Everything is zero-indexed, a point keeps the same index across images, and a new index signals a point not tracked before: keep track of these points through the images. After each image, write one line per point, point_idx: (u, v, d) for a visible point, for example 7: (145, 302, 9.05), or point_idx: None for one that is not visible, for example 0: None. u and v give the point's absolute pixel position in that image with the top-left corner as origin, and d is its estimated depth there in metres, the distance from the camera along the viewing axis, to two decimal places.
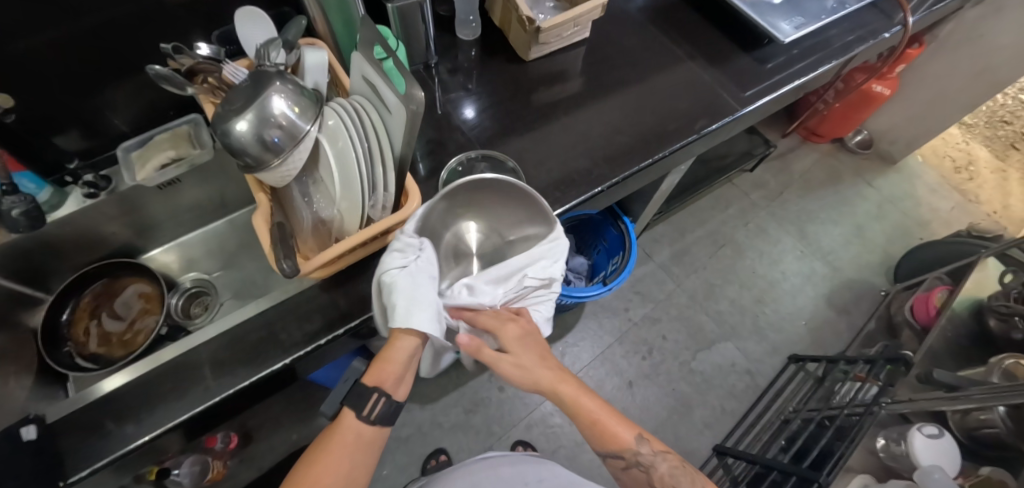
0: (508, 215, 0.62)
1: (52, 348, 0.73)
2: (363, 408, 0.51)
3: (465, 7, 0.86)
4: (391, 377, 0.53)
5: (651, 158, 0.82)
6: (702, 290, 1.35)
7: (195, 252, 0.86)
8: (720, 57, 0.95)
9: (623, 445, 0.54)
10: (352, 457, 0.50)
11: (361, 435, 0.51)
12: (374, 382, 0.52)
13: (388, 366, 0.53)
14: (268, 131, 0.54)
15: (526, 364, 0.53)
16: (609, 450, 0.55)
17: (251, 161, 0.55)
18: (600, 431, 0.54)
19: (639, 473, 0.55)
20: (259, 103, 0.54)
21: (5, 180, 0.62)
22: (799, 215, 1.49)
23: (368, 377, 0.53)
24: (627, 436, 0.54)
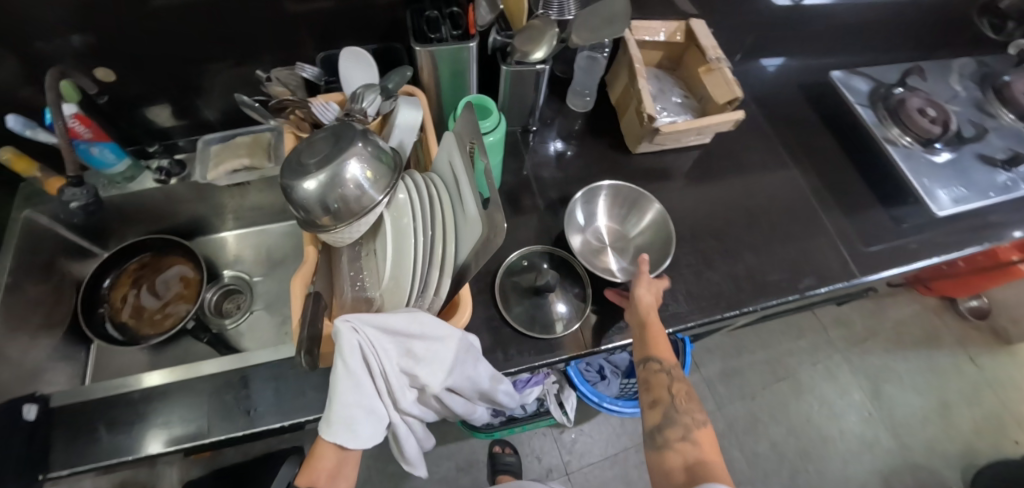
0: (629, 217, 0.72)
1: (89, 310, 0.74)
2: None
3: (584, 80, 0.79)
4: (325, 475, 0.47)
5: (739, 309, 0.69)
6: (742, 420, 1.22)
7: (244, 248, 0.84)
8: (849, 203, 0.82)
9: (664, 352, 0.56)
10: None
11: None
12: (307, 483, 0.46)
13: (317, 465, 0.47)
14: (333, 197, 0.49)
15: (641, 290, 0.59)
16: (652, 346, 0.57)
17: (308, 219, 0.51)
18: (656, 337, 0.57)
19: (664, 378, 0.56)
20: (334, 166, 0.49)
21: (71, 174, 0.64)
22: (879, 372, 1.31)
23: (300, 479, 0.46)
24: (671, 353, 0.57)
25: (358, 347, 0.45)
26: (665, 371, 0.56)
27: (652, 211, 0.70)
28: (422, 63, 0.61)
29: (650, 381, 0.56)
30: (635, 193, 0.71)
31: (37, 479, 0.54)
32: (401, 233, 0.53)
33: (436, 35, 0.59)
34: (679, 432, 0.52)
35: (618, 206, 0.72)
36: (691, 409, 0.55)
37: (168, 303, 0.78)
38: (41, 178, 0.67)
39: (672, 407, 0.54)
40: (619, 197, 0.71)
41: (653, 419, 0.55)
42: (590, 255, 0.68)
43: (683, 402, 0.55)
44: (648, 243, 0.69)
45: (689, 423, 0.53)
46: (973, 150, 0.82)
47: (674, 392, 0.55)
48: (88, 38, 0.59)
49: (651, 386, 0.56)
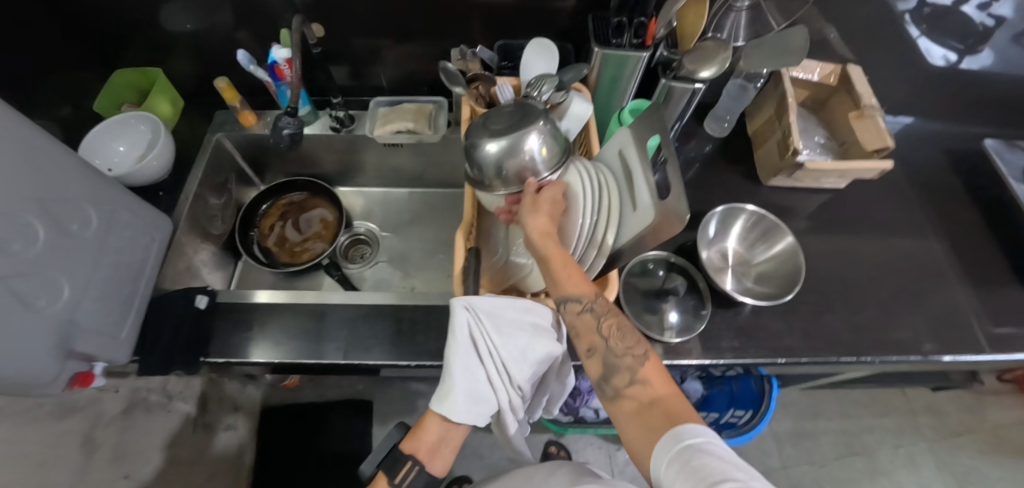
0: (759, 244, 0.72)
1: (244, 230, 0.84)
2: (393, 475, 0.50)
3: (728, 106, 0.81)
4: (426, 449, 0.52)
5: (857, 357, 0.67)
6: (807, 487, 1.15)
7: (375, 205, 0.92)
8: (987, 277, 0.78)
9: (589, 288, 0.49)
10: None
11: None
12: (409, 450, 0.51)
13: (421, 435, 0.52)
14: (509, 163, 0.54)
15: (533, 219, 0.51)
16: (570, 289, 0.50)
17: (480, 177, 0.57)
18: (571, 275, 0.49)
19: (591, 321, 0.50)
20: (515, 136, 0.54)
21: (291, 104, 0.71)
22: (971, 475, 1.19)
23: (405, 444, 0.52)
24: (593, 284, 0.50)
25: (470, 327, 0.52)
26: (588, 310, 0.49)
27: (783, 243, 0.70)
28: (593, 63, 0.66)
29: (578, 328, 0.50)
30: (772, 222, 0.71)
31: (199, 359, 0.62)
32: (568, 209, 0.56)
33: (618, 40, 0.64)
34: (623, 380, 0.47)
35: (751, 232, 0.73)
36: (628, 345, 0.49)
37: (308, 239, 0.86)
38: (239, 108, 0.77)
39: (608, 352, 0.49)
40: (756, 223, 0.72)
41: (593, 370, 0.49)
42: (714, 269, 0.69)
43: (616, 340, 0.49)
44: (774, 273, 0.69)
45: (631, 364, 0.48)
46: None
47: (604, 333, 0.49)
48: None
49: (580, 332, 0.50)
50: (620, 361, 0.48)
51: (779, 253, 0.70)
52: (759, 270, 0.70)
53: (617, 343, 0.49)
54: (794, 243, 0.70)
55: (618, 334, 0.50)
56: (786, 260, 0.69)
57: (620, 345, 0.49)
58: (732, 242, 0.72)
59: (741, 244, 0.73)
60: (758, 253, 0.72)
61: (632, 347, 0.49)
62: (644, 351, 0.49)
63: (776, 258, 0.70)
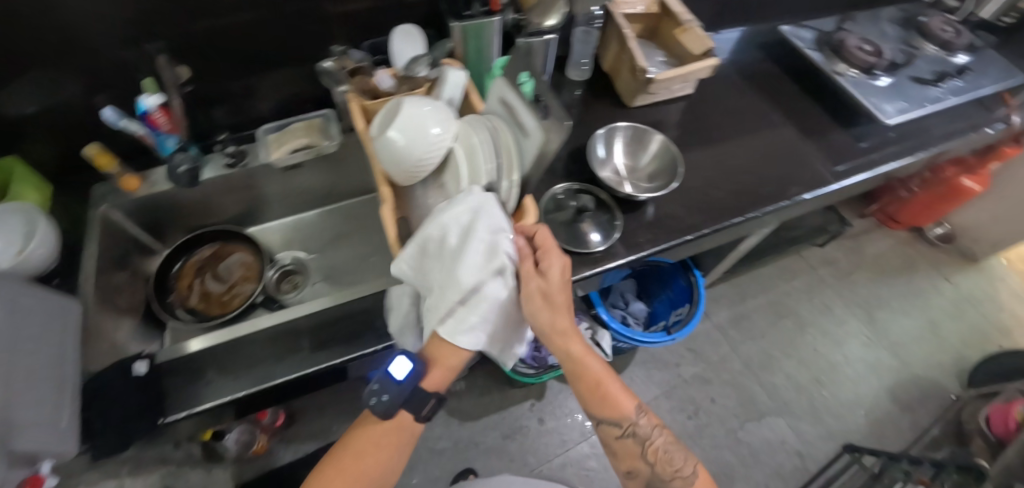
0: (639, 150, 0.84)
1: (160, 295, 0.80)
2: (419, 408, 0.55)
3: (581, 51, 0.93)
4: (444, 380, 0.56)
5: (743, 216, 0.82)
6: (758, 358, 1.31)
7: (293, 233, 0.92)
8: (817, 130, 0.97)
9: (623, 415, 0.62)
10: (387, 444, 0.55)
11: (394, 422, 0.55)
12: (432, 387, 0.55)
13: (443, 362, 0.56)
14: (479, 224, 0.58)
15: (544, 316, 0.57)
16: (609, 416, 0.62)
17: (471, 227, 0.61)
18: (599, 398, 0.62)
19: (631, 444, 0.62)
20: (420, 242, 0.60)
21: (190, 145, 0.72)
22: (870, 301, 1.43)
23: (427, 382, 0.55)
24: (629, 407, 0.62)
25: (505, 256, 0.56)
26: (626, 433, 0.62)
27: (656, 141, 0.83)
28: (455, 37, 0.73)
29: (623, 452, 0.62)
30: (639, 129, 0.84)
31: (157, 422, 0.61)
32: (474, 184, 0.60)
33: (469, 12, 0.71)
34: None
35: (632, 144, 0.84)
36: (676, 468, 0.61)
37: (234, 284, 0.84)
38: (118, 172, 0.74)
39: (654, 476, 0.61)
40: (632, 135, 0.84)
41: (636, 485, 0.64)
42: (615, 182, 0.80)
43: (661, 466, 0.62)
44: (663, 167, 0.81)
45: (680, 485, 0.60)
46: (908, 74, 1.00)
47: (650, 459, 0.62)
48: (160, 46, 0.68)
49: (623, 455, 0.63)
50: (667, 483, 0.61)
51: (659, 149, 0.83)
52: (649, 169, 0.82)
53: (664, 468, 0.61)
54: (663, 137, 0.83)
55: (660, 459, 0.62)
56: (665, 152, 0.82)
57: (667, 468, 0.61)
58: (619, 157, 0.84)
59: (628, 157, 0.84)
60: (642, 155, 0.84)
61: (681, 469, 0.61)
62: (692, 468, 0.61)
63: (655, 154, 0.83)
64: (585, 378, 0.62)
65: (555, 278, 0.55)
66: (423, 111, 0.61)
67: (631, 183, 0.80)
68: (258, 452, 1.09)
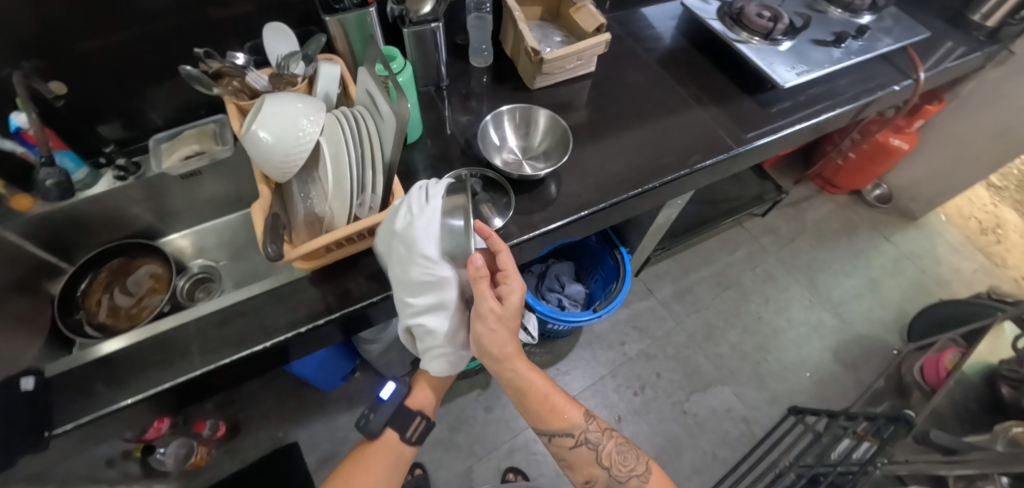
0: (528, 130, 0.88)
1: (66, 313, 0.78)
2: (406, 429, 0.69)
3: (479, 37, 0.93)
4: (430, 402, 0.74)
5: (641, 187, 0.84)
6: (701, 330, 1.33)
7: (207, 241, 0.93)
8: (722, 98, 0.99)
9: (574, 423, 0.66)
10: (395, 473, 0.69)
11: (403, 449, 0.70)
12: (417, 407, 0.72)
13: (422, 392, 0.73)
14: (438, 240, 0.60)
15: (494, 337, 0.60)
16: (561, 429, 0.66)
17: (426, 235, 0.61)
18: (553, 413, 0.66)
19: (584, 451, 0.67)
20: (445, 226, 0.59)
21: (45, 154, 0.71)
22: (811, 265, 1.46)
23: (413, 402, 0.72)
24: (577, 415, 0.67)
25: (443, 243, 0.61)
26: (580, 441, 0.67)
27: (543, 116, 0.86)
28: (333, 31, 0.72)
29: (579, 461, 0.67)
30: (522, 108, 0.87)
31: (43, 436, 0.58)
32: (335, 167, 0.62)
33: (340, 5, 0.71)
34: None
35: (521, 125, 0.88)
36: (630, 467, 0.66)
37: (142, 298, 0.84)
38: (7, 192, 0.72)
39: (610, 479, 0.66)
40: (520, 117, 0.87)
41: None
42: (513, 163, 0.85)
43: (614, 467, 0.66)
44: (552, 142, 0.86)
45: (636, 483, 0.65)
46: (809, 37, 1.02)
47: (605, 463, 0.67)
48: (37, 62, 0.67)
49: (581, 465, 0.67)
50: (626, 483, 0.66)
51: (546, 123, 0.86)
52: (540, 145, 0.87)
53: (619, 470, 0.66)
54: (546, 110, 0.86)
55: (613, 459, 0.67)
56: (552, 126, 0.86)
57: (620, 467, 0.66)
58: (511, 141, 0.87)
59: (519, 138, 0.88)
60: (532, 134, 0.88)
61: (634, 467, 0.66)
62: (646, 466, 0.66)
63: (541, 130, 0.87)
64: (535, 393, 0.65)
65: (513, 304, 0.60)
66: (293, 108, 0.62)
67: (526, 162, 0.85)
68: (199, 465, 1.08)
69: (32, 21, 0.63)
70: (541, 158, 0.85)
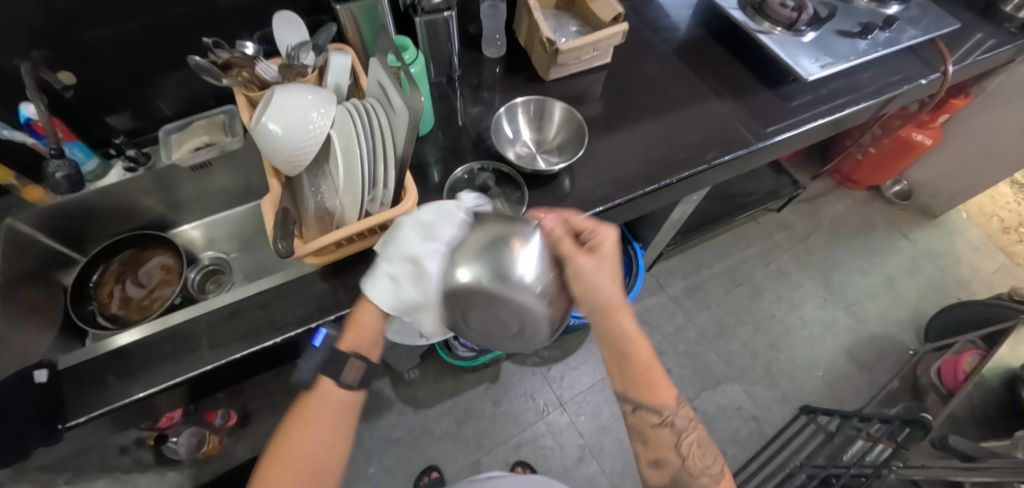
0: (543, 123, 0.86)
1: (79, 304, 0.78)
2: (340, 374, 0.56)
3: (492, 26, 0.91)
4: (367, 341, 0.59)
5: (657, 183, 0.82)
6: (713, 327, 1.32)
7: (217, 233, 0.92)
8: (742, 92, 0.96)
9: (664, 402, 0.56)
10: (338, 431, 0.56)
11: (344, 397, 0.57)
12: (349, 346, 0.58)
13: (361, 327, 0.59)
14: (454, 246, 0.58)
15: (597, 275, 0.55)
16: (650, 402, 0.55)
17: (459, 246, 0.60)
18: (645, 380, 0.55)
19: (666, 432, 0.55)
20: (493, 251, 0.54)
21: (54, 145, 0.70)
22: (826, 262, 1.43)
23: (343, 342, 0.58)
24: (669, 397, 0.56)
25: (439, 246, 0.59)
26: (666, 424, 0.55)
27: (558, 109, 0.84)
28: (344, 20, 0.71)
29: (656, 442, 0.55)
30: (537, 100, 0.85)
31: (56, 427, 0.59)
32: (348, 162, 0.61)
33: None
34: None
35: (535, 118, 0.86)
36: (706, 465, 0.55)
37: (153, 289, 0.84)
38: (18, 184, 0.72)
39: (683, 471, 0.54)
40: (534, 110, 0.85)
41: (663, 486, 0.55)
42: (526, 157, 0.83)
43: (693, 459, 0.55)
44: (567, 136, 0.84)
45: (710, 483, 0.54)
46: (833, 28, 0.98)
47: (684, 452, 0.55)
48: (46, 52, 0.66)
49: (654, 446, 0.56)
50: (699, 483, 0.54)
51: (562, 117, 0.85)
52: (554, 139, 0.85)
53: (695, 463, 0.55)
54: (561, 104, 0.84)
55: (694, 451, 0.55)
56: (567, 119, 0.84)
57: (699, 464, 0.55)
58: (525, 133, 0.86)
59: (533, 131, 0.86)
60: (547, 127, 0.86)
61: (709, 465, 0.55)
62: (722, 470, 0.55)
63: (556, 124, 0.85)
64: (632, 357, 0.56)
65: (606, 252, 0.56)
66: (304, 100, 0.60)
67: (540, 156, 0.83)
68: (211, 454, 1.09)
69: (39, 9, 0.62)
70: (556, 151, 0.84)
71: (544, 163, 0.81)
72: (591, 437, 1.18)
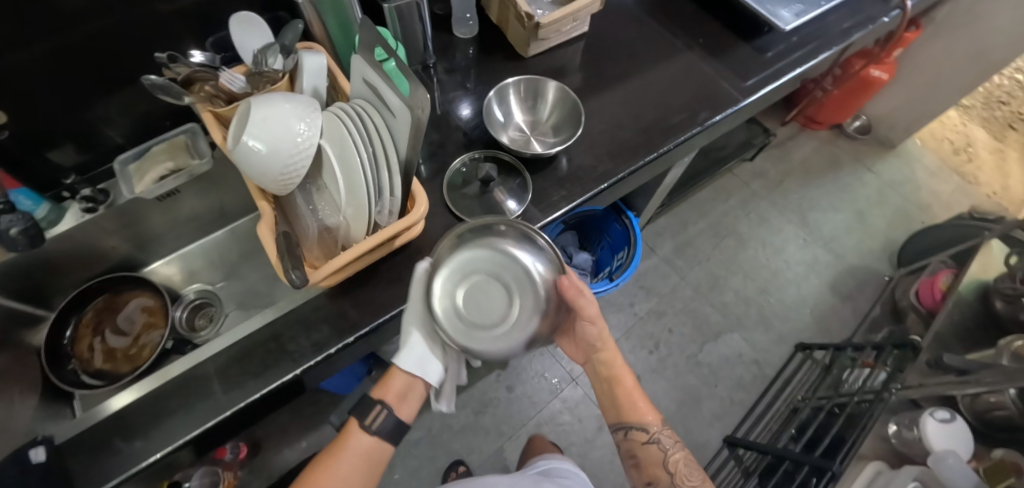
0: (534, 102, 0.83)
1: (55, 365, 0.71)
2: (365, 416, 0.59)
3: (461, 5, 0.86)
4: (393, 395, 0.61)
5: (656, 152, 0.81)
6: (706, 281, 1.36)
7: (197, 263, 0.85)
8: (721, 48, 0.95)
9: (649, 425, 0.66)
10: (359, 476, 0.59)
11: (371, 446, 0.60)
12: (378, 395, 0.61)
13: (389, 384, 0.61)
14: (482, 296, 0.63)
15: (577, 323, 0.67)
16: (633, 421, 0.67)
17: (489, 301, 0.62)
18: (631, 408, 0.67)
19: (654, 451, 0.66)
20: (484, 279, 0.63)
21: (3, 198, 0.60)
22: (803, 204, 1.49)
23: (375, 392, 0.61)
24: (653, 421, 0.67)
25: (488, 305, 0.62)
26: (652, 442, 0.66)
27: (551, 89, 0.82)
28: (308, 16, 0.65)
29: (647, 459, 0.66)
30: (527, 79, 0.82)
31: None
32: (346, 173, 0.56)
33: None
34: None
35: (527, 98, 0.83)
36: (693, 480, 0.64)
37: (138, 335, 0.78)
38: None
39: (671, 485, 0.64)
40: (524, 90, 0.82)
41: None
42: (521, 140, 0.80)
43: (679, 476, 0.65)
44: (561, 115, 0.82)
45: None
46: None
47: (671, 470, 0.65)
48: None
49: (646, 462, 0.66)
50: None
51: (556, 96, 0.82)
52: (548, 120, 0.83)
53: (681, 479, 0.64)
54: (553, 81, 0.82)
55: (680, 469, 0.65)
56: (559, 98, 0.82)
57: (684, 479, 0.64)
58: (517, 115, 0.82)
59: (524, 112, 0.83)
60: (538, 106, 0.83)
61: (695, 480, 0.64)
62: (705, 483, 0.64)
63: (548, 103, 0.83)
64: (620, 389, 0.68)
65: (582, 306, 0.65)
66: (284, 109, 0.54)
67: (535, 139, 0.80)
68: None
69: None
70: (550, 133, 0.81)
71: (541, 145, 0.79)
72: None
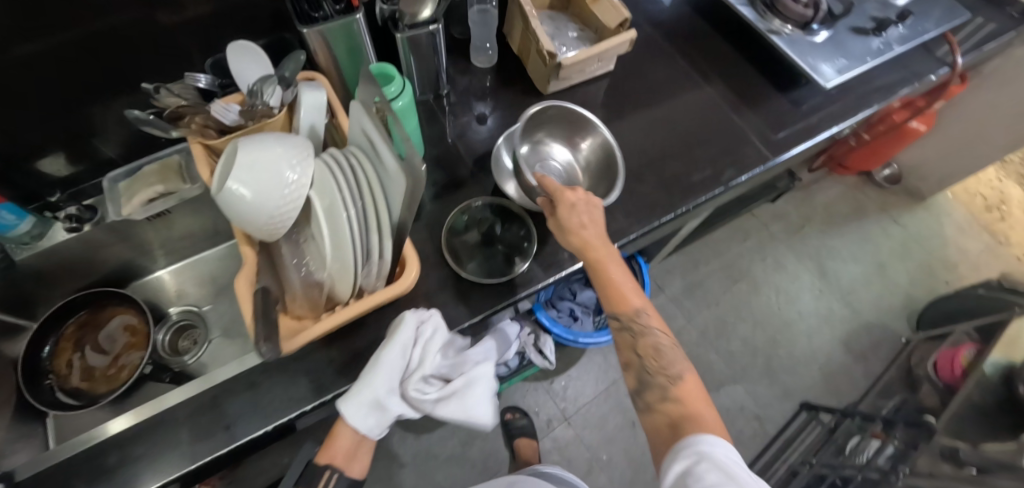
0: (549, 143, 0.78)
1: (33, 383, 0.68)
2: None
3: (482, 34, 0.81)
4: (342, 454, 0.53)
5: (674, 212, 0.76)
6: (713, 326, 1.31)
7: (186, 281, 0.83)
8: (754, 97, 0.89)
9: (628, 308, 0.56)
10: None
11: None
12: (325, 459, 0.53)
13: (335, 443, 0.53)
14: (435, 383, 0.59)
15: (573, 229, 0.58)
16: (614, 309, 0.56)
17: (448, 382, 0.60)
18: (614, 293, 0.56)
19: (630, 340, 0.56)
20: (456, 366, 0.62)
21: None
22: (822, 253, 1.43)
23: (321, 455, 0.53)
24: (637, 303, 0.56)
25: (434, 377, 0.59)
26: (628, 328, 0.56)
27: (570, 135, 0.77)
28: (313, 44, 0.60)
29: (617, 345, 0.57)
30: (547, 120, 0.76)
31: None
32: (333, 229, 0.51)
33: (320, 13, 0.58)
34: (656, 394, 0.53)
35: (543, 138, 0.78)
36: (662, 366, 0.54)
37: (119, 356, 0.76)
38: None
39: (642, 370, 0.55)
40: (541, 130, 0.77)
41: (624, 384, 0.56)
42: None
43: (650, 360, 0.55)
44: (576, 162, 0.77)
45: (663, 382, 0.53)
46: (847, 25, 0.91)
47: (641, 353, 0.55)
48: None
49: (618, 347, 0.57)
50: (653, 379, 0.54)
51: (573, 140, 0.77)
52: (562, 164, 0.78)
53: (651, 363, 0.55)
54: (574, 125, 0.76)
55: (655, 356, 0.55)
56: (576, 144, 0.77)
57: (655, 364, 0.54)
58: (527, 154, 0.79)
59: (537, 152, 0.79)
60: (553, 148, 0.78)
61: (668, 367, 0.54)
62: (681, 369, 0.54)
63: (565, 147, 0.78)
64: (607, 282, 0.57)
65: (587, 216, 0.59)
66: (274, 154, 0.50)
67: None
68: None
69: None
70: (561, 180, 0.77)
71: None
72: (597, 450, 1.17)
